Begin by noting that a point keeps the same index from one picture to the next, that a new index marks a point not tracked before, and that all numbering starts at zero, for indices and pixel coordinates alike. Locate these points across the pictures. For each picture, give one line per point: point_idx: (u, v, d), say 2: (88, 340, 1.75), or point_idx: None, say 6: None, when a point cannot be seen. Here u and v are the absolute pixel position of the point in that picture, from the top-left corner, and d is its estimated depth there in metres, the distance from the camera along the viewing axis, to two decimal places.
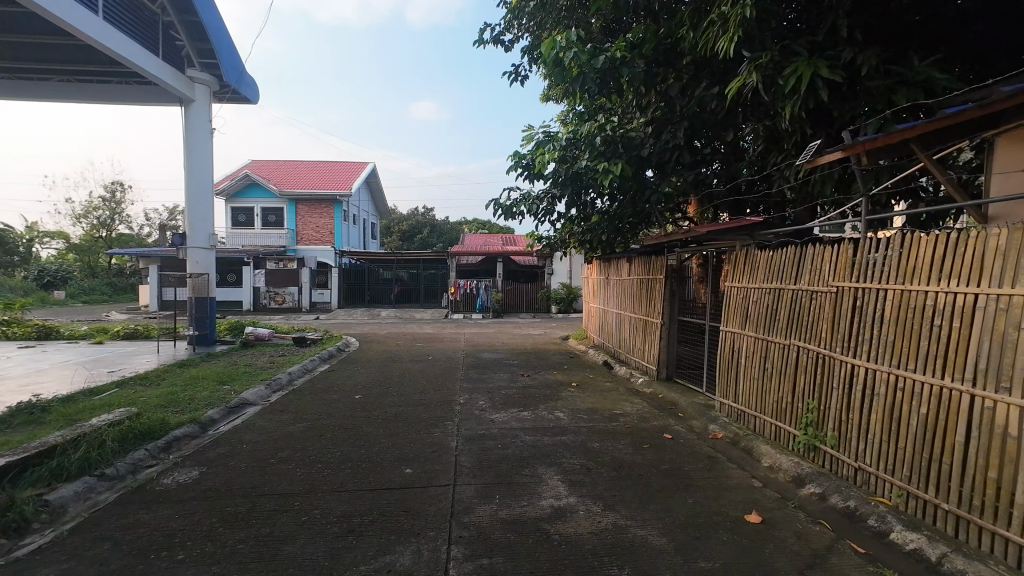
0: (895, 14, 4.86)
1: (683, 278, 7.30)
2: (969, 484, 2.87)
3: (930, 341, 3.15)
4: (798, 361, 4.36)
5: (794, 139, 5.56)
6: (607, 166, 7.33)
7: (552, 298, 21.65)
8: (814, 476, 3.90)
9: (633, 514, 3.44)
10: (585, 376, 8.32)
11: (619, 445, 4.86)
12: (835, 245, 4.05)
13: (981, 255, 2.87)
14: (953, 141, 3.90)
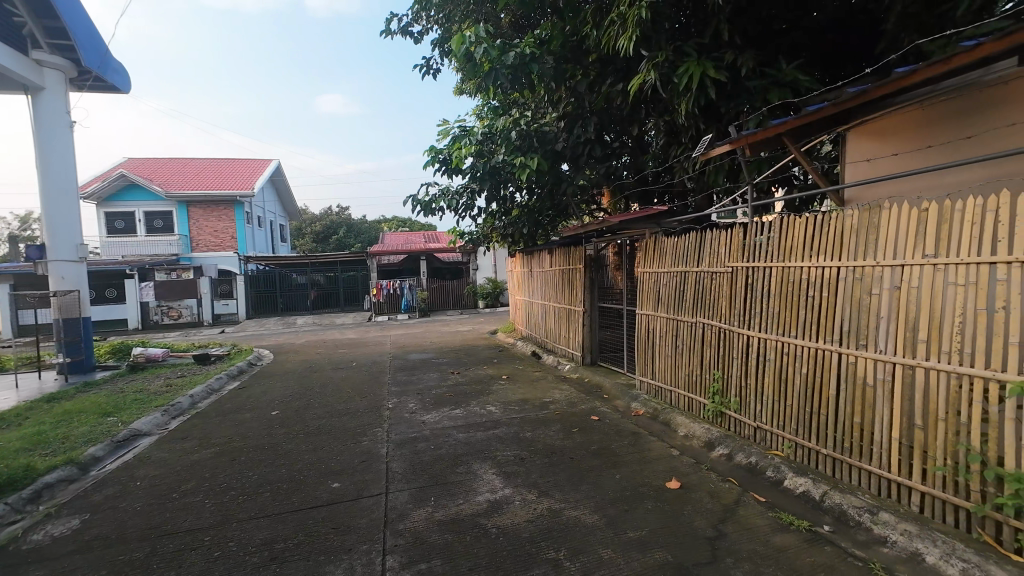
0: (767, 21, 5.46)
1: (601, 267, 7.66)
2: (841, 430, 3.35)
3: (806, 310, 3.62)
4: (704, 336, 4.79)
5: (690, 133, 6.06)
6: (523, 160, 7.46)
7: (478, 293, 21.62)
8: (722, 439, 4.32)
9: (566, 497, 3.56)
10: (514, 368, 8.44)
11: (550, 432, 5.00)
12: (728, 229, 4.49)
13: (840, 233, 3.34)
14: (816, 135, 4.48)
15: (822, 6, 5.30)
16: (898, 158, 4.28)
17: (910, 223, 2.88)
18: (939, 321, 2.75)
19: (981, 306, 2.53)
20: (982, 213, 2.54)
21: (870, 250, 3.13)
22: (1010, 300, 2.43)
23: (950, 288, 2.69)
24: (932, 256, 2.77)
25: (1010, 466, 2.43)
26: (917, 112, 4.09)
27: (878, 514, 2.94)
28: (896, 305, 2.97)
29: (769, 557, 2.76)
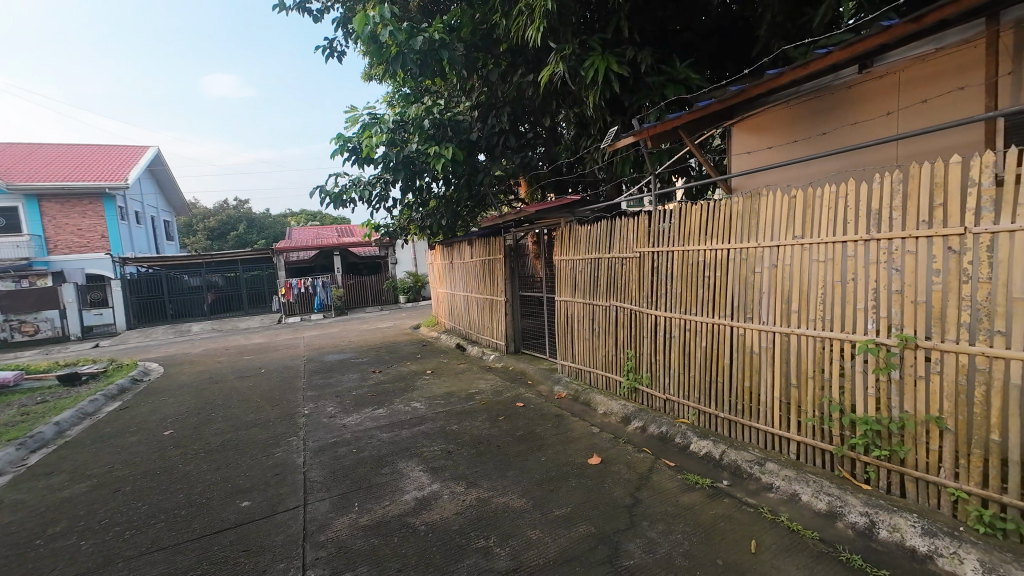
0: (661, 22, 5.86)
1: (520, 257, 7.78)
2: (734, 394, 3.76)
3: (703, 289, 3.98)
4: (617, 318, 5.08)
5: (598, 125, 6.34)
6: (438, 150, 7.30)
7: (398, 288, 21.04)
8: (636, 413, 4.63)
9: (494, 485, 3.60)
10: (439, 362, 8.32)
11: (476, 422, 5.01)
12: (635, 217, 4.78)
13: (728, 218, 3.71)
14: (707, 129, 4.90)
15: (708, 11, 5.80)
16: (772, 151, 4.82)
17: (783, 208, 3.28)
18: (805, 293, 3.17)
19: (837, 279, 2.96)
20: (836, 199, 2.96)
21: (753, 233, 3.52)
22: (858, 273, 2.87)
23: (814, 264, 3.10)
24: (800, 237, 3.18)
25: (860, 411, 2.90)
26: (785, 110, 4.64)
27: (765, 465, 3.34)
28: (774, 281, 3.37)
29: (679, 516, 3.02)
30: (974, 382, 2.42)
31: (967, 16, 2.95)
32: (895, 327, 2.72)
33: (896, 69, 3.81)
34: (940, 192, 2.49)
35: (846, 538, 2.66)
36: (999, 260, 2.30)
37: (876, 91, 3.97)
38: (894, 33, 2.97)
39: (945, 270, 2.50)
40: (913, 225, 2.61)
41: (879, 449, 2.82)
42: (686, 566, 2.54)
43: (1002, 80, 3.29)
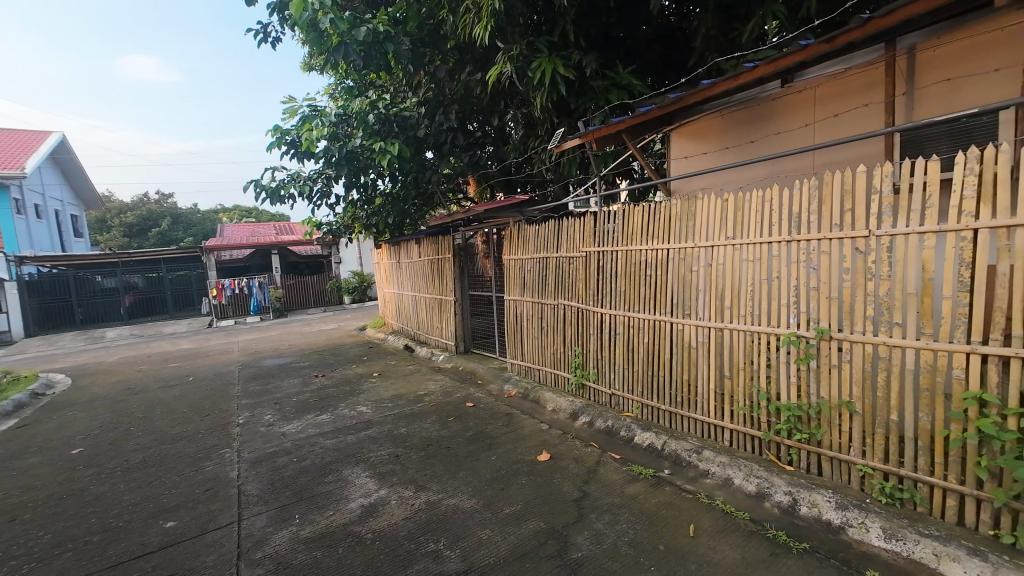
0: (605, 28, 6.04)
1: (469, 256, 7.73)
2: (674, 387, 3.95)
3: (645, 288, 4.15)
4: (565, 316, 5.18)
5: (545, 126, 6.43)
6: (383, 146, 7.09)
7: (343, 288, 20.25)
8: (584, 408, 4.75)
9: (444, 487, 3.55)
10: (387, 364, 8.09)
11: (426, 424, 4.93)
12: (581, 218, 4.90)
13: (668, 220, 3.89)
14: (648, 134, 5.11)
15: (649, 20, 6.06)
16: (706, 157, 5.11)
17: (716, 211, 3.49)
18: (736, 290, 3.40)
19: (763, 277, 3.21)
20: (762, 203, 3.20)
21: (689, 234, 3.72)
22: (781, 271, 3.11)
23: (743, 264, 3.33)
24: (731, 237, 3.40)
25: (784, 399, 3.16)
26: (718, 118, 4.93)
27: (702, 452, 3.54)
28: (709, 279, 3.58)
29: (624, 506, 3.13)
30: (877, 369, 2.71)
31: (870, 40, 3.28)
32: (813, 321, 2.98)
33: (813, 85, 4.17)
34: (850, 198, 2.75)
35: (772, 516, 2.88)
36: (896, 259, 2.57)
37: (796, 103, 4.31)
38: (811, 52, 3.25)
39: (853, 268, 2.77)
40: (827, 227, 2.87)
41: (800, 432, 3.08)
42: (631, 554, 2.64)
43: (899, 99, 3.69)
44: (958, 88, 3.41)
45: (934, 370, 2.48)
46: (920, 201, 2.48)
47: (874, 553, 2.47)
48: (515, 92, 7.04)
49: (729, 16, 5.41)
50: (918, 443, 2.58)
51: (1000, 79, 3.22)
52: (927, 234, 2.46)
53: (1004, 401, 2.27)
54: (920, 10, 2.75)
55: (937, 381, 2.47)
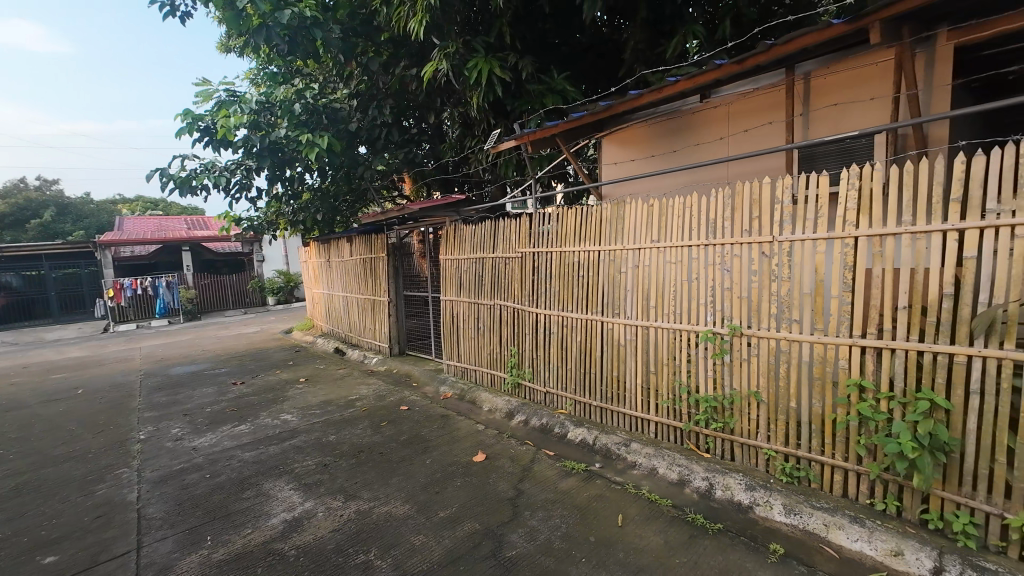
0: (541, 33, 6.19)
1: (404, 255, 7.52)
2: (604, 384, 4.12)
3: (578, 288, 4.29)
4: (501, 316, 5.21)
5: (482, 126, 6.43)
6: (311, 138, 6.70)
7: (266, 288, 18.86)
8: (520, 407, 4.81)
9: (375, 494, 3.42)
10: (315, 368, 7.65)
11: (357, 430, 4.72)
12: (517, 219, 4.95)
13: (599, 223, 4.05)
14: (581, 139, 5.29)
15: (582, 30, 6.28)
16: (634, 164, 5.38)
17: (643, 215, 3.69)
18: (660, 290, 3.61)
19: (685, 278, 3.44)
20: (683, 208, 3.43)
21: (618, 237, 3.90)
22: (700, 273, 3.35)
23: (667, 266, 3.54)
24: (656, 241, 3.61)
25: (702, 391, 3.40)
26: (645, 128, 5.21)
27: (630, 445, 3.72)
28: (636, 280, 3.77)
29: (557, 501, 3.21)
30: (780, 361, 3.00)
31: (774, 65, 3.63)
32: (727, 319, 3.23)
33: (727, 102, 4.53)
34: (758, 206, 3.03)
35: (692, 501, 3.09)
36: (795, 263, 2.87)
37: (713, 118, 4.66)
38: (725, 71, 3.53)
39: (760, 270, 3.04)
40: (738, 233, 3.14)
41: (716, 422, 3.33)
42: (564, 547, 2.71)
43: (797, 119, 4.11)
44: (843, 112, 3.87)
45: (825, 361, 2.80)
46: (814, 211, 2.78)
47: (776, 527, 2.74)
48: (451, 90, 6.97)
49: (655, 32, 5.73)
50: (812, 426, 2.89)
51: (876, 107, 3.69)
52: (819, 240, 2.77)
53: (878, 386, 2.62)
54: (813, 41, 3.08)
55: (827, 371, 2.79)
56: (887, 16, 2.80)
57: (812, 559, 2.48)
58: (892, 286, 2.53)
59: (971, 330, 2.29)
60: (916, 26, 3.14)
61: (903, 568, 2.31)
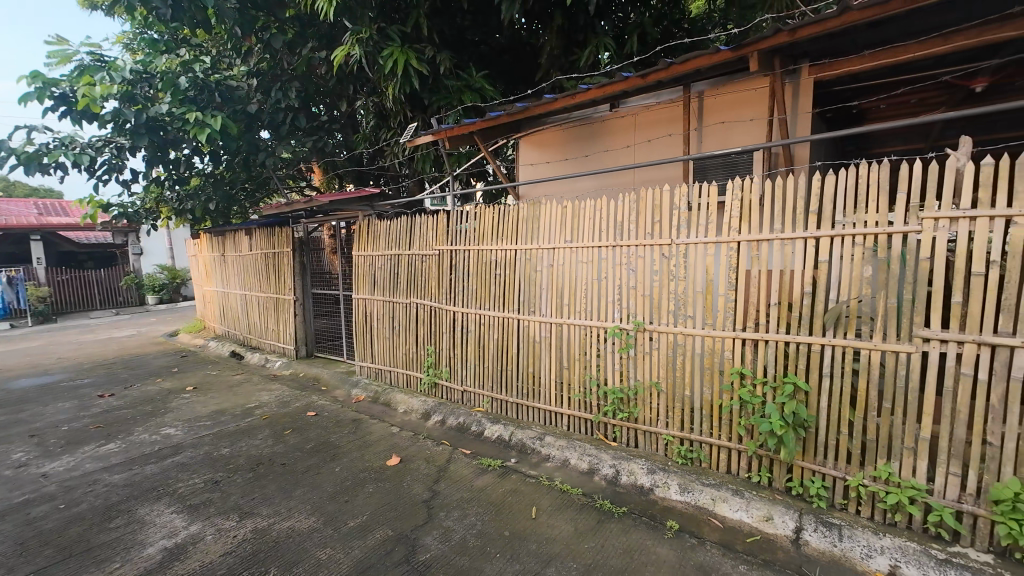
0: (459, 30, 6.20)
1: (312, 251, 7.02)
2: (520, 380, 4.20)
3: (495, 286, 4.32)
4: (417, 315, 5.08)
5: (398, 118, 6.21)
6: (201, 117, 5.99)
7: (144, 285, 16.47)
8: (436, 407, 4.73)
9: (276, 509, 3.15)
10: (205, 375, 6.84)
11: (255, 441, 4.31)
12: (434, 215, 4.86)
13: (515, 222, 4.11)
14: (499, 138, 5.33)
15: (500, 31, 6.35)
16: (549, 165, 5.54)
17: (557, 215, 3.81)
18: (573, 289, 3.77)
19: (595, 277, 3.62)
20: (593, 210, 3.60)
21: (534, 236, 3.99)
22: (608, 271, 3.55)
23: (579, 265, 3.70)
24: (569, 241, 3.75)
25: (610, 383, 3.61)
26: (560, 131, 5.39)
27: (544, 438, 3.84)
28: (551, 279, 3.89)
29: (472, 499, 3.20)
30: (677, 354, 3.28)
31: (673, 82, 3.95)
32: (632, 315, 3.46)
33: (633, 112, 4.85)
34: (658, 211, 3.28)
35: (600, 488, 3.26)
36: (689, 264, 3.16)
37: (621, 126, 4.96)
38: (631, 84, 3.77)
39: (660, 270, 3.30)
40: (642, 235, 3.37)
41: (622, 412, 3.56)
42: (478, 545, 2.71)
43: (692, 133, 4.53)
44: (729, 129, 4.33)
45: (713, 352, 3.12)
46: (705, 218, 3.08)
47: (672, 505, 2.99)
48: (365, 78, 6.64)
49: (569, 40, 5.95)
50: (702, 412, 3.20)
51: (755, 126, 4.19)
52: (709, 244, 3.07)
53: (754, 373, 2.97)
54: (705, 64, 3.40)
55: (715, 361, 3.11)
56: (763, 47, 3.18)
57: (701, 531, 2.74)
58: (766, 285, 2.89)
59: (824, 322, 2.70)
60: (784, 59, 3.61)
61: (772, 531, 2.65)
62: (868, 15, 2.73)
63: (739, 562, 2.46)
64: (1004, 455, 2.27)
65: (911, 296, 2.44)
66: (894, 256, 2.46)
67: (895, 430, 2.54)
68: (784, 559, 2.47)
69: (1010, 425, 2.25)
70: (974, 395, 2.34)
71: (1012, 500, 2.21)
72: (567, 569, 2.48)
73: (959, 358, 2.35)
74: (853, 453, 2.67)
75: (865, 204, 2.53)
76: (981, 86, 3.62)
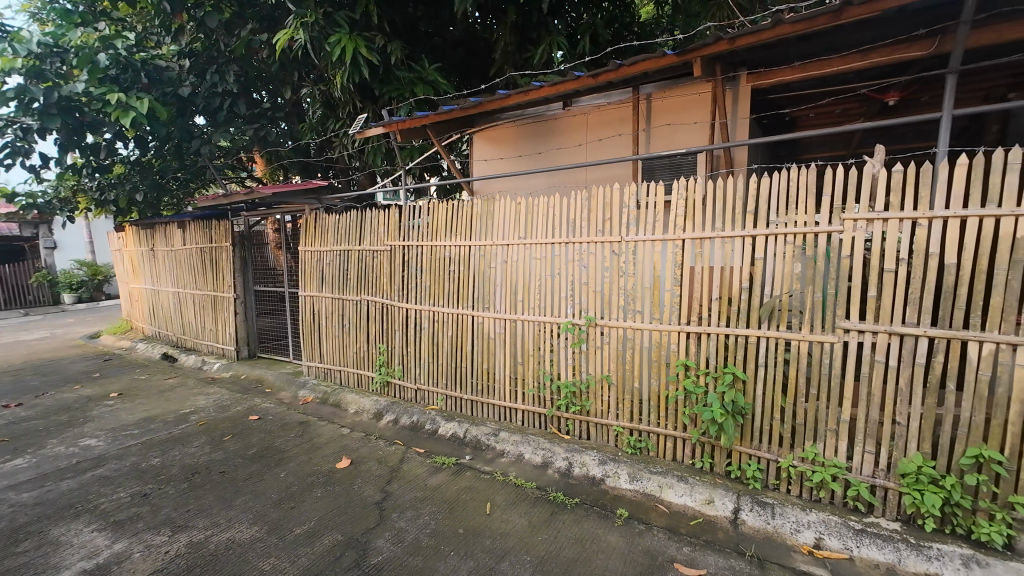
0: (412, 20, 6.07)
1: (255, 246, 6.62)
2: (475, 376, 4.19)
3: (448, 283, 4.27)
4: (369, 313, 4.93)
5: (347, 109, 5.97)
6: (124, 99, 5.49)
7: (58, 283, 14.91)
8: (389, 406, 4.62)
9: (214, 521, 2.97)
10: (132, 380, 6.29)
11: (190, 449, 4.02)
12: (386, 210, 4.73)
13: (469, 218, 4.08)
14: (453, 133, 5.27)
15: (454, 23, 6.27)
16: (503, 162, 5.54)
17: (511, 212, 3.83)
18: (526, 285, 3.79)
19: (548, 273, 3.66)
20: (547, 207, 3.64)
21: (488, 233, 3.98)
22: (561, 267, 3.60)
23: (533, 261, 3.73)
24: (523, 237, 3.77)
25: (563, 377, 3.68)
26: (514, 128, 5.40)
27: (499, 434, 3.85)
28: (505, 276, 3.90)
29: (426, 498, 3.16)
30: (627, 348, 3.39)
31: (622, 83, 4.06)
32: (584, 311, 3.54)
33: (586, 111, 4.93)
34: (609, 209, 3.36)
35: (553, 480, 3.32)
36: (638, 261, 3.27)
37: (574, 125, 5.04)
38: (584, 83, 3.83)
39: (611, 267, 3.39)
40: (593, 232, 3.45)
41: (575, 406, 3.63)
42: (432, 544, 2.68)
43: (641, 134, 4.68)
44: (675, 131, 4.51)
45: (660, 345, 3.25)
46: (652, 216, 3.19)
47: (622, 493, 3.10)
48: (311, 64, 6.33)
49: (523, 37, 5.95)
50: (650, 403, 3.33)
51: (698, 129, 4.39)
52: (656, 241, 3.19)
53: (698, 365, 3.12)
54: (652, 67, 3.52)
55: (662, 353, 3.24)
56: (706, 53, 3.33)
57: (649, 517, 2.85)
58: (708, 281, 3.04)
59: (760, 315, 2.88)
60: (725, 66, 3.80)
61: (713, 513, 2.81)
62: (799, 29, 2.92)
63: (683, 544, 2.59)
64: (910, 434, 2.52)
65: (833, 291, 2.66)
66: (819, 254, 2.66)
67: (820, 413, 2.76)
68: (723, 539, 2.63)
69: (914, 406, 2.51)
70: (886, 379, 2.58)
71: (916, 472, 2.46)
72: (520, 563, 2.50)
73: (873, 346, 2.59)
74: (784, 437, 2.88)
75: (795, 205, 2.72)
76: (893, 100, 3.98)
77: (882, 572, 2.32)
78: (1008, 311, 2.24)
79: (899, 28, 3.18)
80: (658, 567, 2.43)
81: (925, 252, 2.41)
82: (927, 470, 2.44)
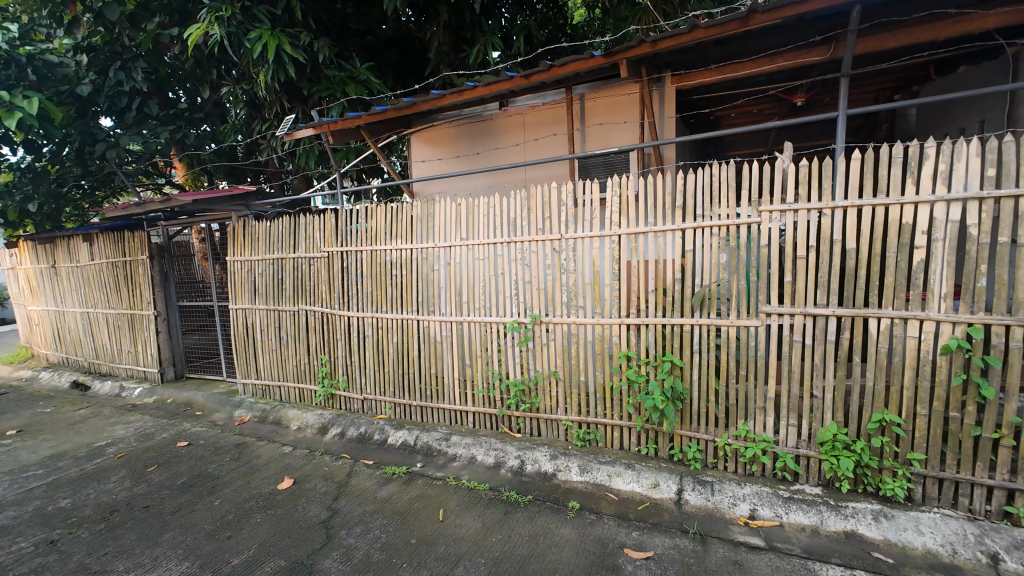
0: (341, 17, 5.86)
1: (177, 257, 6.10)
2: (423, 382, 4.11)
3: (391, 287, 4.16)
4: (308, 323, 4.71)
5: (273, 109, 5.65)
6: (8, 97, 4.89)
7: None
8: (334, 419, 4.43)
9: (137, 561, 2.70)
10: (35, 415, 5.58)
11: (106, 486, 3.63)
12: (321, 215, 4.52)
13: (409, 221, 4.00)
14: (389, 133, 5.13)
15: (385, 22, 6.11)
16: (443, 163, 5.49)
17: (451, 212, 3.79)
18: (470, 286, 3.77)
19: (492, 272, 3.66)
20: (489, 207, 3.63)
21: (429, 235, 3.92)
22: (505, 266, 3.61)
23: (475, 262, 3.71)
24: (464, 238, 3.75)
25: (512, 376, 3.69)
26: (453, 128, 5.35)
27: (450, 438, 3.79)
28: (449, 278, 3.85)
29: (376, 512, 3.05)
30: (571, 343, 3.46)
31: (556, 83, 4.14)
32: (529, 309, 3.57)
33: (522, 111, 4.98)
34: (547, 207, 3.41)
35: (506, 479, 3.32)
36: (578, 257, 3.34)
37: (512, 124, 5.06)
38: (517, 83, 3.87)
39: (553, 264, 3.44)
40: (534, 230, 3.49)
41: (524, 403, 3.66)
42: (383, 559, 2.60)
43: (577, 133, 4.80)
44: (608, 130, 4.67)
45: (603, 339, 3.34)
46: (589, 213, 3.28)
47: (573, 485, 3.16)
48: (232, 62, 5.94)
49: (457, 37, 5.92)
50: (596, 394, 3.42)
51: (629, 128, 4.57)
52: (594, 238, 3.28)
53: (638, 355, 3.24)
54: (582, 68, 3.62)
55: (605, 345, 3.34)
56: (631, 55, 3.47)
57: (599, 506, 2.93)
58: (644, 274, 3.16)
59: (692, 304, 3.04)
60: (650, 68, 3.98)
61: (659, 496, 2.93)
62: (713, 34, 3.11)
63: (632, 529, 2.68)
64: (826, 405, 2.76)
65: (755, 277, 2.85)
66: (741, 243, 2.86)
67: (749, 392, 2.96)
68: (668, 520, 2.75)
69: (828, 379, 2.75)
70: (803, 356, 2.81)
71: (832, 439, 2.72)
72: (475, 566, 2.48)
73: (791, 327, 2.82)
74: (719, 417, 3.06)
75: (719, 199, 2.89)
76: (799, 100, 4.36)
77: (808, 533, 2.52)
78: (899, 288, 2.51)
79: (800, 35, 3.48)
80: (609, 554, 2.50)
81: (830, 239, 2.65)
82: (840, 437, 2.69)
